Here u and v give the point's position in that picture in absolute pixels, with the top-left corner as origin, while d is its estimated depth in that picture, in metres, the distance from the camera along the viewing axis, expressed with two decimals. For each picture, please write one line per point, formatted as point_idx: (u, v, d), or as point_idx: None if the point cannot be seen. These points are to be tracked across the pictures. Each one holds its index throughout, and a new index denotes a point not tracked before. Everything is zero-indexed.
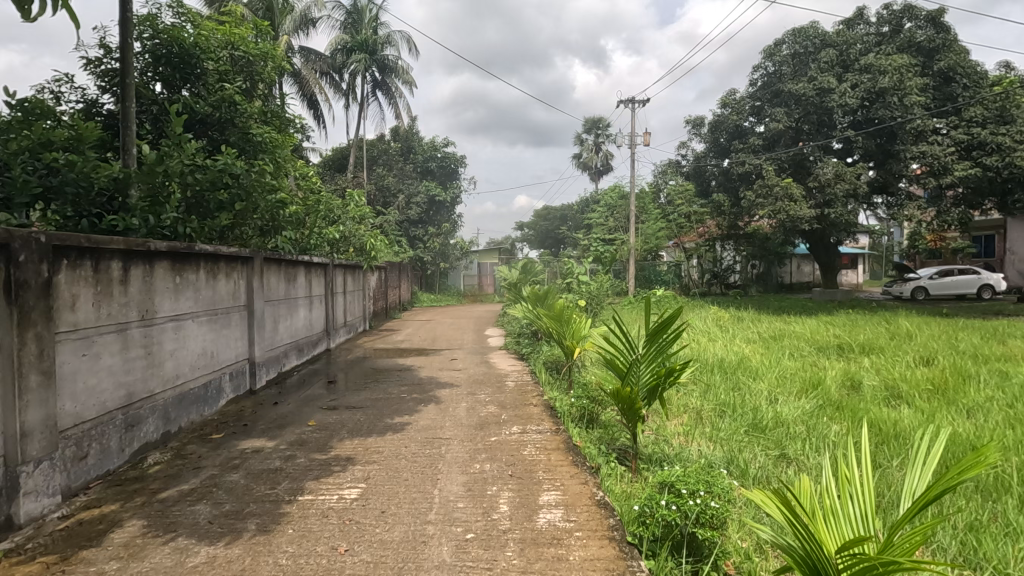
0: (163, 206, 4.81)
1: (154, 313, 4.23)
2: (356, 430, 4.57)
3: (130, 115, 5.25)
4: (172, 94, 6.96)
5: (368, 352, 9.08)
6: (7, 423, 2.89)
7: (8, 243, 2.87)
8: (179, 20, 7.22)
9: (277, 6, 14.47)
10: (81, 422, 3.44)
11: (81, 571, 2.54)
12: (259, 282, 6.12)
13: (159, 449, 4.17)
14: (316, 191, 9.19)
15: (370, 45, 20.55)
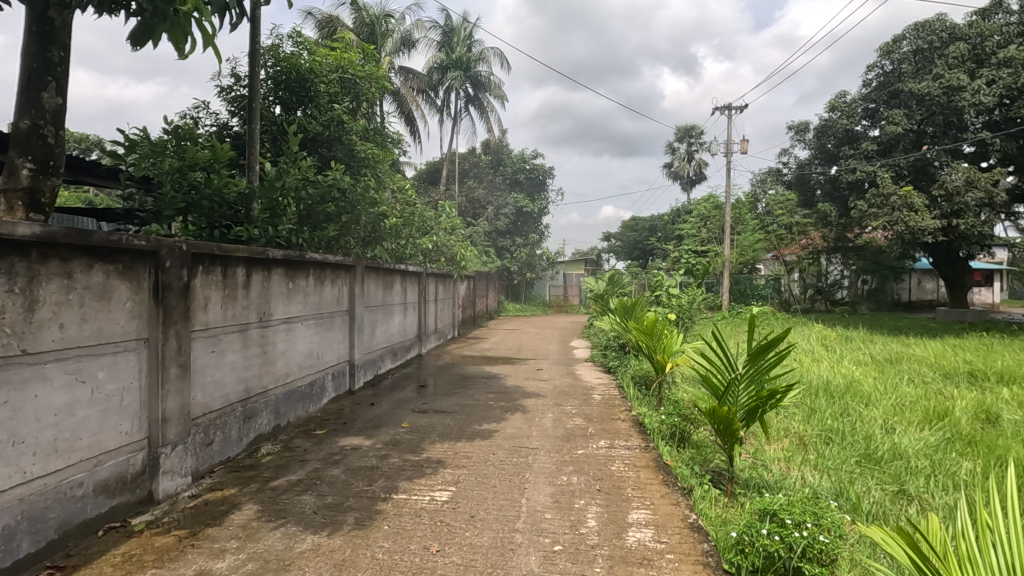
0: (281, 219, 5.28)
1: (270, 316, 4.64)
2: (446, 434, 4.71)
3: (256, 136, 5.81)
4: (289, 115, 7.65)
5: (457, 359, 9.33)
6: (151, 409, 3.29)
7: (157, 251, 3.28)
8: (297, 48, 7.95)
9: (380, 29, 15.49)
10: (209, 411, 3.84)
11: (206, 546, 2.83)
12: (360, 289, 6.51)
13: (270, 441, 4.54)
14: (412, 203, 9.66)
15: (464, 63, 21.38)
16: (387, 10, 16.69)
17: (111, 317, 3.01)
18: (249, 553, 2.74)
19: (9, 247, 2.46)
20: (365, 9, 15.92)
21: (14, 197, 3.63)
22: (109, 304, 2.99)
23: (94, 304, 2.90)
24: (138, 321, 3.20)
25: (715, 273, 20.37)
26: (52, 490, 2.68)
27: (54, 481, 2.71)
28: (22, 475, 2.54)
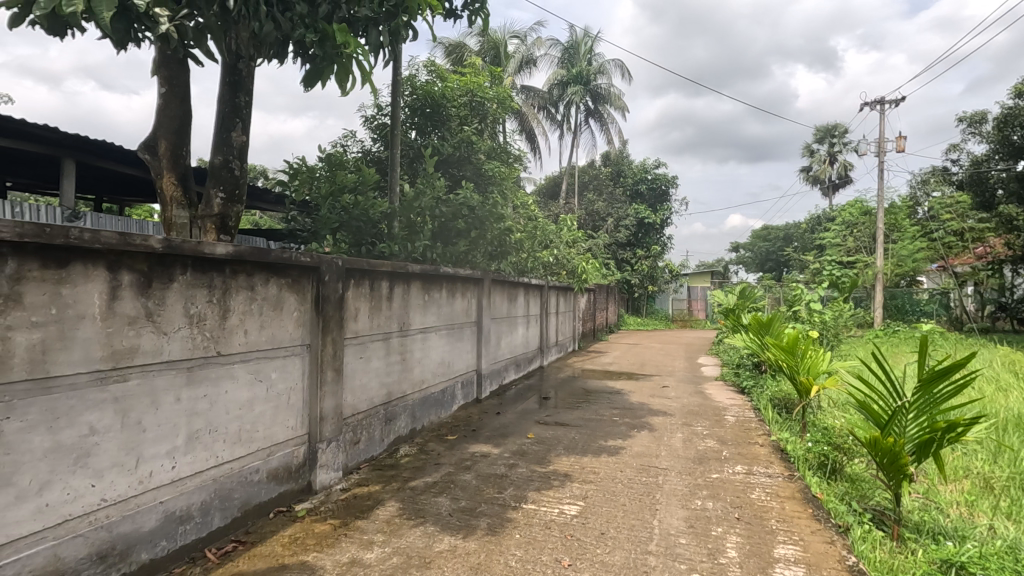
0: (418, 235, 5.68)
1: (409, 326, 4.98)
2: (572, 448, 4.71)
3: (397, 160, 6.32)
4: (424, 139, 8.25)
5: (578, 372, 9.30)
6: (312, 407, 3.69)
7: (318, 267, 3.68)
8: (431, 76, 8.56)
9: (504, 52, 16.12)
10: (357, 412, 4.21)
11: (357, 537, 3.08)
12: (487, 301, 6.77)
13: (408, 443, 4.86)
14: (535, 218, 9.87)
15: (584, 77, 21.49)
16: (511, 33, 17.35)
17: (283, 324, 3.43)
18: (393, 547, 2.95)
19: (210, 265, 2.91)
20: (490, 34, 16.68)
21: (208, 221, 4.34)
22: (282, 313, 3.42)
23: (270, 313, 3.33)
24: (302, 328, 3.61)
25: (865, 287, 18.25)
26: (236, 474, 3.10)
27: (238, 466, 3.14)
28: (215, 459, 2.98)
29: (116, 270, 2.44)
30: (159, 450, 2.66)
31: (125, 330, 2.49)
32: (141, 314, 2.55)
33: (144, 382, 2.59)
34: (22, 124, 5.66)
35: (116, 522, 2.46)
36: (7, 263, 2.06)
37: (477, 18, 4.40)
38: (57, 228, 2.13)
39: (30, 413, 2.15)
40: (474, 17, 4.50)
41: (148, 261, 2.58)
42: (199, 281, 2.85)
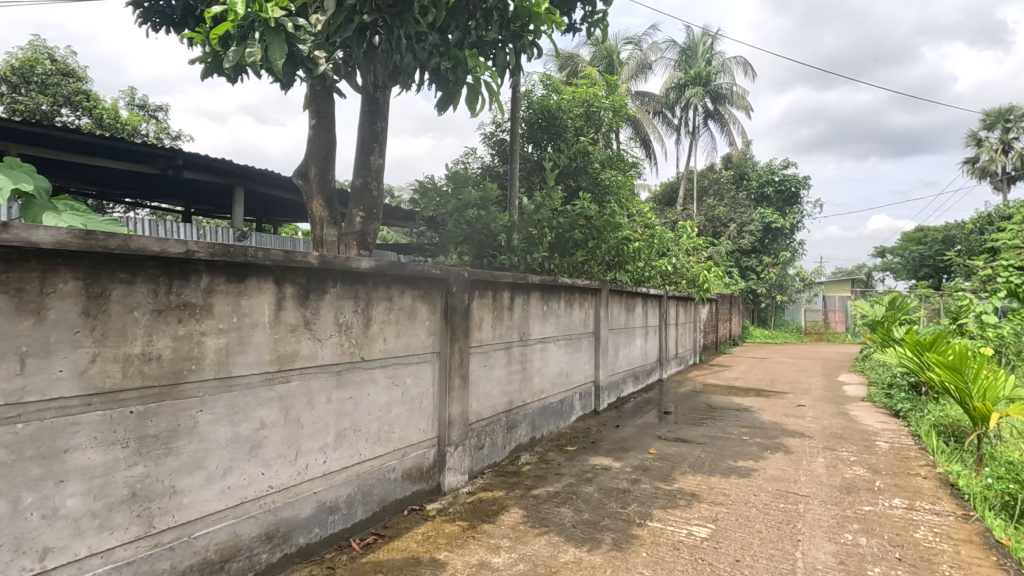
0: (536, 247, 5.80)
1: (529, 335, 5.07)
2: (698, 466, 4.49)
3: (515, 174, 6.50)
4: (540, 152, 8.43)
5: (700, 387, 8.85)
6: (441, 412, 3.89)
7: (447, 279, 3.87)
8: (547, 90, 8.73)
9: (618, 59, 15.97)
10: (481, 419, 4.36)
11: (485, 540, 3.18)
12: (604, 311, 6.69)
13: (528, 451, 4.93)
14: (652, 226, 9.61)
15: (703, 77, 20.59)
16: (624, 40, 17.15)
17: (416, 332, 3.66)
18: (520, 554, 3.01)
19: (355, 278, 3.20)
20: (603, 43, 16.60)
21: (350, 237, 4.76)
22: (415, 322, 3.65)
23: (405, 322, 3.58)
24: (433, 337, 3.83)
25: None
26: (376, 471, 3.35)
27: (378, 463, 3.39)
28: (359, 456, 3.25)
29: (281, 283, 2.76)
30: (313, 445, 2.96)
31: (288, 337, 2.81)
32: (301, 323, 2.87)
33: (302, 383, 2.90)
34: (206, 159, 6.68)
35: (280, 507, 2.77)
36: (202, 278, 2.42)
37: (596, 28, 4.41)
38: (238, 247, 2.46)
39: (217, 407, 2.50)
40: (593, 29, 4.51)
41: (306, 275, 2.89)
42: (346, 292, 3.14)
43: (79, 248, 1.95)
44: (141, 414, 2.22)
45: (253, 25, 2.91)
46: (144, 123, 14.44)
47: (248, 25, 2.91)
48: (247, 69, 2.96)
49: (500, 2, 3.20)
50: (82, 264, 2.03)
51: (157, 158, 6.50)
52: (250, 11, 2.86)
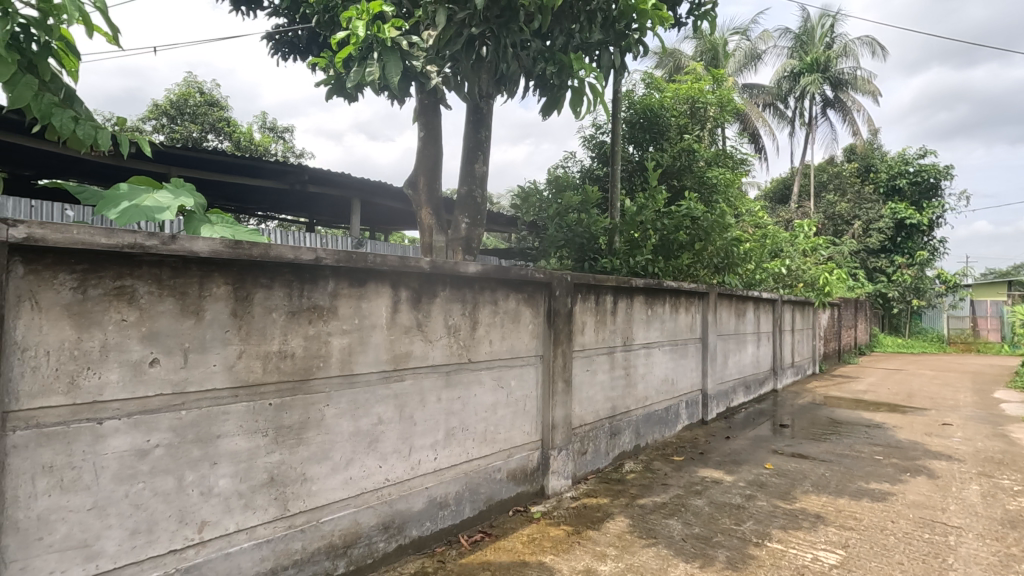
0: (640, 250, 5.69)
1: (633, 340, 4.95)
2: (822, 486, 4.11)
3: (617, 176, 6.41)
4: (642, 152, 8.26)
5: (821, 399, 8.13)
6: (544, 415, 3.91)
7: (550, 283, 3.88)
8: (649, 89, 8.54)
9: (723, 51, 15.23)
10: (585, 423, 4.32)
11: (590, 547, 3.14)
12: (713, 316, 6.36)
13: (633, 459, 4.81)
14: (764, 225, 9.03)
15: (822, 63, 19.03)
16: (731, 31, 16.31)
17: (520, 335, 3.72)
18: (627, 564, 2.93)
19: (463, 282, 3.30)
20: (708, 36, 15.90)
21: (456, 243, 4.96)
22: (519, 325, 3.71)
23: (510, 325, 3.64)
24: (537, 340, 3.87)
25: None
26: (483, 470, 3.44)
27: (484, 463, 3.48)
28: (466, 454, 3.35)
29: (397, 287, 2.93)
30: (425, 441, 3.10)
31: (402, 338, 2.97)
32: (414, 325, 3.02)
33: (415, 382, 3.04)
34: (328, 173, 7.27)
35: (395, 500, 2.93)
36: (328, 283, 2.62)
37: (704, 21, 4.22)
38: (360, 253, 2.64)
39: (341, 402, 2.69)
40: (700, 22, 4.33)
41: (419, 279, 3.04)
42: (455, 296, 3.26)
43: (228, 257, 2.19)
44: (277, 406, 2.45)
45: (372, 46, 3.15)
46: (273, 144, 16.07)
47: (368, 46, 3.15)
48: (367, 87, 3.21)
49: (604, 3, 3.19)
50: (231, 271, 2.28)
51: (287, 174, 7.17)
52: (370, 33, 3.10)
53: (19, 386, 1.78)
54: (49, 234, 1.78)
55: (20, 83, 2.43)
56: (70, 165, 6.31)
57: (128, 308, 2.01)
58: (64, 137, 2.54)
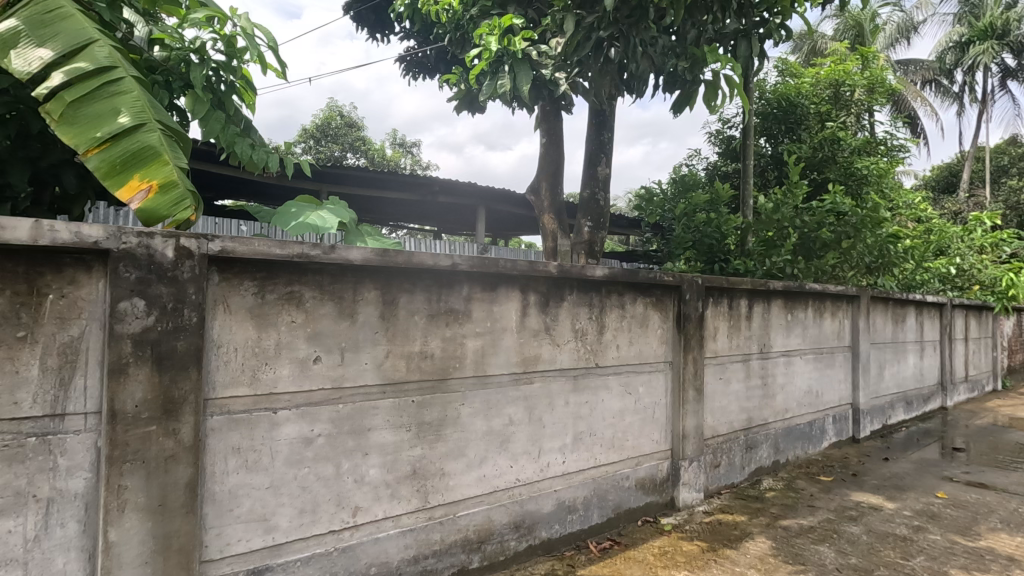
0: (777, 250, 5.31)
1: (771, 347, 4.59)
2: (1014, 523, 3.50)
3: (750, 172, 6.01)
4: (775, 145, 7.71)
5: (1005, 421, 6.92)
6: (674, 423, 3.76)
7: (679, 286, 3.73)
8: (783, 76, 7.96)
9: (870, 27, 13.71)
10: (717, 435, 4.08)
11: (728, 566, 2.96)
12: (865, 322, 5.71)
13: (771, 476, 4.45)
14: (926, 219, 7.96)
15: (998, 28, 16.37)
16: (880, 2, 14.62)
17: (648, 340, 3.62)
18: None
19: (590, 285, 3.28)
20: (851, 12, 14.41)
21: (580, 247, 4.94)
22: (648, 330, 3.61)
23: (638, 330, 3.55)
24: (665, 346, 3.74)
25: None
26: (611, 477, 3.38)
27: (612, 469, 3.42)
28: (594, 460, 3.32)
29: (526, 291, 2.99)
30: (554, 444, 3.12)
31: (531, 341, 3.02)
32: (542, 328, 3.06)
33: (544, 385, 3.08)
34: (454, 182, 7.64)
35: (525, 500, 2.98)
36: (463, 287, 2.75)
37: None
38: (492, 259, 2.74)
39: (474, 402, 2.80)
40: None
41: (547, 284, 3.07)
42: (582, 300, 3.25)
43: (376, 264, 2.38)
44: (419, 403, 2.62)
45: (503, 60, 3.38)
46: (403, 158, 17.28)
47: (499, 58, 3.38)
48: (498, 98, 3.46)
49: None
50: (379, 277, 2.47)
51: (420, 186, 7.64)
52: (502, 48, 3.33)
53: (216, 377, 2.08)
54: (238, 246, 2.07)
55: (212, 117, 2.90)
56: (245, 189, 7.33)
57: (296, 311, 2.26)
58: (243, 161, 3.03)
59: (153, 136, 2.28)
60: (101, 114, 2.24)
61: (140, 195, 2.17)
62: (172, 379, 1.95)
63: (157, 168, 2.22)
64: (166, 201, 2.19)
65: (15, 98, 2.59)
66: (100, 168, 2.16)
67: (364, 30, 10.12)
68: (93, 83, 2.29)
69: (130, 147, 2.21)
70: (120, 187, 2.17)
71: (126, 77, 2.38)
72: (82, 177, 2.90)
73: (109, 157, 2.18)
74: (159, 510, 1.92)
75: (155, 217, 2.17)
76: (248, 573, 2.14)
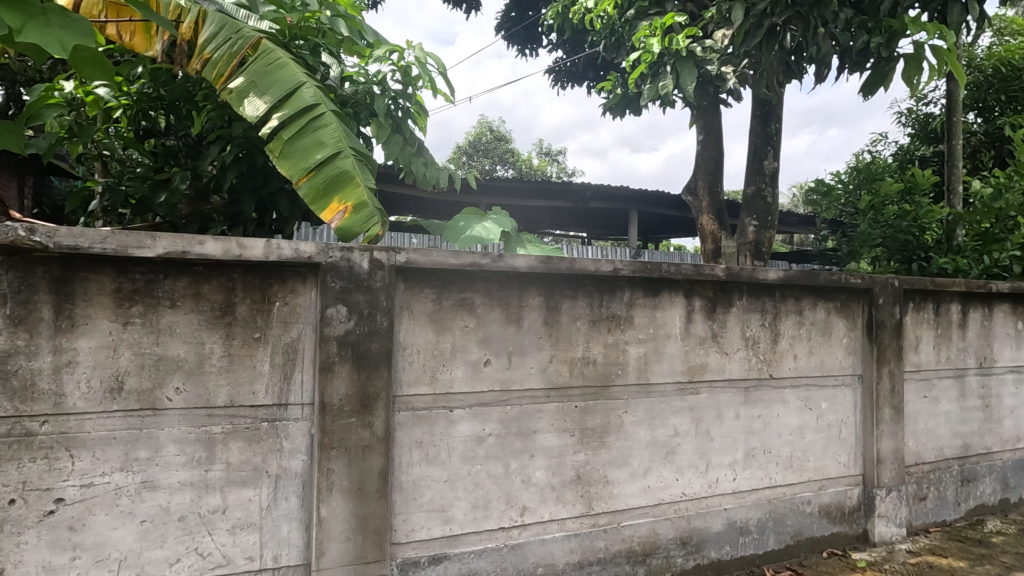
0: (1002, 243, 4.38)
1: (994, 361, 3.82)
2: None
3: (958, 152, 5.11)
4: (991, 120, 6.51)
5: None
6: (866, 446, 3.31)
7: (871, 289, 3.28)
8: (1000, 40, 6.73)
9: None
10: (923, 463, 3.50)
11: None
12: None
13: (997, 517, 3.69)
14: None
15: None
16: None
17: (832, 351, 3.23)
18: None
19: (763, 289, 3.03)
20: None
21: (746, 248, 5.90)
22: (831, 339, 3.23)
23: (819, 338, 3.20)
24: (854, 357, 3.31)
25: None
26: (789, 500, 3.07)
27: (790, 492, 3.10)
28: (770, 480, 3.05)
29: (691, 296, 2.85)
30: (723, 460, 2.93)
31: (697, 349, 2.87)
32: (709, 335, 2.90)
33: (712, 397, 2.91)
34: (605, 187, 7.66)
35: (693, 516, 2.83)
36: (625, 293, 2.71)
37: None
38: (654, 263, 2.67)
39: (638, 410, 2.74)
40: None
41: (713, 288, 2.90)
42: (753, 305, 3.01)
43: (540, 271, 2.45)
44: (583, 409, 2.62)
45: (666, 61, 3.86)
46: (550, 168, 17.70)
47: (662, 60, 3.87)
48: (660, 97, 3.95)
49: None
50: (543, 284, 2.54)
51: (572, 192, 7.77)
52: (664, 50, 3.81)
53: (402, 375, 2.29)
54: (419, 257, 2.27)
55: (392, 141, 3.26)
56: (418, 207, 8.11)
57: (469, 317, 2.41)
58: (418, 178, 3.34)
59: (348, 162, 2.59)
60: (308, 146, 2.60)
61: (338, 216, 2.51)
62: (368, 377, 2.19)
63: (351, 190, 2.53)
64: (359, 219, 2.50)
65: (246, 139, 3.13)
66: (309, 195, 2.53)
67: (513, 47, 10.54)
68: (301, 119, 2.64)
69: (331, 173, 2.55)
70: (324, 209, 2.53)
71: (327, 111, 2.72)
72: (292, 202, 3.41)
73: (315, 183, 2.54)
74: (359, 493, 2.16)
75: (350, 235, 2.49)
76: (430, 558, 2.32)
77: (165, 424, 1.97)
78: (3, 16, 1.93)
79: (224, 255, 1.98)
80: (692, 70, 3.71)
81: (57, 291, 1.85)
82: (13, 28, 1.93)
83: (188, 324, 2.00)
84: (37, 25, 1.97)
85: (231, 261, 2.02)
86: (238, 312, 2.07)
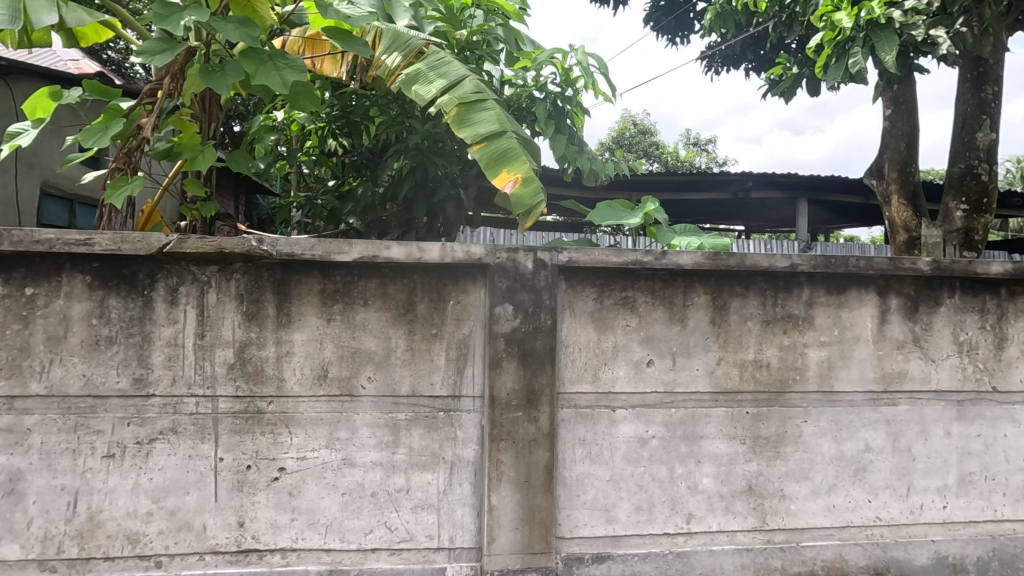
0: None
1: None
2: None
3: None
4: None
5: None
6: None
7: None
8: None
9: None
10: None
11: None
12: None
13: None
14: None
15: None
16: None
17: None
18: None
19: (984, 285, 2.55)
20: None
21: (953, 237, 5.34)
22: None
23: None
24: None
25: None
26: (1021, 539, 2.55)
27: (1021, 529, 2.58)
28: (993, 512, 2.56)
29: (886, 294, 2.50)
30: (929, 483, 2.53)
31: (895, 354, 2.51)
32: (909, 339, 2.52)
33: (914, 409, 2.52)
34: (770, 176, 7.12)
35: (891, 544, 2.47)
36: (804, 291, 2.46)
37: None
38: (840, 257, 2.39)
39: (821, 420, 2.47)
40: None
41: (916, 284, 2.51)
42: (970, 304, 2.55)
43: (708, 268, 2.32)
44: (755, 416, 2.44)
45: (856, 37, 3.68)
46: (699, 158, 16.79)
47: (849, 38, 3.70)
48: (850, 77, 3.68)
49: None
50: (710, 280, 2.41)
51: (731, 183, 7.33)
52: (853, 24, 3.65)
53: (565, 373, 2.33)
54: (582, 256, 2.28)
55: (557, 138, 3.35)
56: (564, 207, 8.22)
57: (631, 316, 2.37)
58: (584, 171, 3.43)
59: (516, 140, 2.70)
60: (474, 123, 2.73)
61: (510, 184, 2.59)
62: (533, 373, 2.26)
63: (522, 162, 2.62)
64: (528, 190, 2.58)
65: (418, 150, 3.48)
66: (483, 159, 2.63)
67: (662, 37, 10.18)
68: (466, 101, 2.78)
69: (502, 145, 2.66)
70: (495, 177, 2.62)
71: (489, 99, 2.85)
72: (458, 206, 3.65)
73: (488, 151, 2.65)
74: (526, 484, 2.25)
75: (521, 204, 2.57)
76: (594, 556, 2.33)
77: (359, 409, 2.23)
78: (243, 63, 2.34)
79: (407, 258, 2.18)
80: (891, 40, 3.51)
81: (278, 291, 2.19)
82: (251, 72, 2.34)
83: (378, 320, 2.24)
84: (267, 69, 2.35)
85: (413, 264, 2.21)
86: (418, 310, 2.26)
